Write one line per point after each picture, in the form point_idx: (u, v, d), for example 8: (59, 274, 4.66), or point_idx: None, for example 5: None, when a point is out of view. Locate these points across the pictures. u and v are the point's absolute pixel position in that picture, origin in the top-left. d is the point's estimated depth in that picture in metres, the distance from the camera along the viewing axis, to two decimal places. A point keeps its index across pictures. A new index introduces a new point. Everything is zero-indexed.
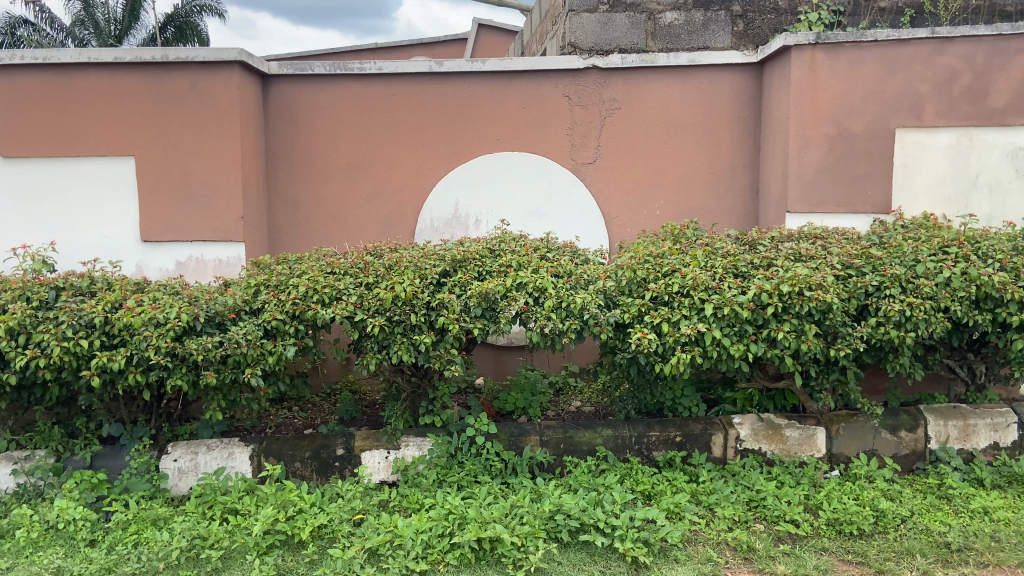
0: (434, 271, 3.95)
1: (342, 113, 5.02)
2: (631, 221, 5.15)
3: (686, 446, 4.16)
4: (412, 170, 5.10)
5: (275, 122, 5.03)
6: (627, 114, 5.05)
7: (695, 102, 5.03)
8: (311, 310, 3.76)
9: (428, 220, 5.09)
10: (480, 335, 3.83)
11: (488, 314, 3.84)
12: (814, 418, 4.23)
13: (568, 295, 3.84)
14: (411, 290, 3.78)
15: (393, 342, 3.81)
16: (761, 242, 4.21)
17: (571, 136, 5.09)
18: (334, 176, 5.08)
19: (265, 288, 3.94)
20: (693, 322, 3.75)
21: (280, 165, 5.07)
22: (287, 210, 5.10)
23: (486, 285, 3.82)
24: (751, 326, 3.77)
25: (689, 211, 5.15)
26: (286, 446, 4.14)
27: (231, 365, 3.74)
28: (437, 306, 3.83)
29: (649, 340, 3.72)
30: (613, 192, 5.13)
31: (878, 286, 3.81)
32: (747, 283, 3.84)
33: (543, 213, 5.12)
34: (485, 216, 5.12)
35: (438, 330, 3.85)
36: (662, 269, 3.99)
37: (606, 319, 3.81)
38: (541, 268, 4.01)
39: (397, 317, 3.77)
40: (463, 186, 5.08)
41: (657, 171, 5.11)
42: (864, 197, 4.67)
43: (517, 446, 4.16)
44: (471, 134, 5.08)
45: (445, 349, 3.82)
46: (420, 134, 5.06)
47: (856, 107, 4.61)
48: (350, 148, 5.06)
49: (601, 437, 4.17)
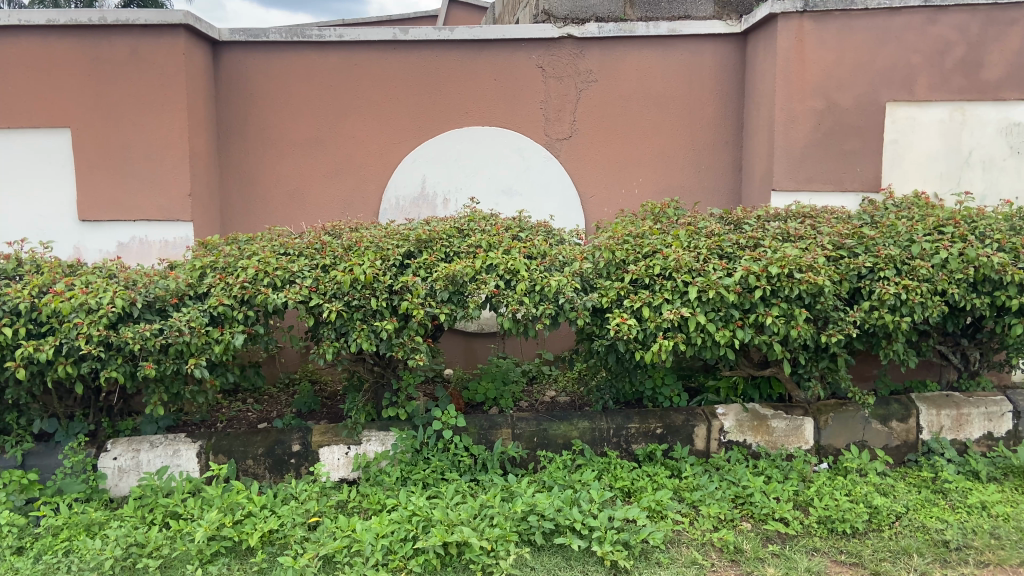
0: (396, 252, 3.64)
1: (300, 83, 4.67)
2: (609, 200, 4.88)
3: (668, 439, 3.91)
4: (375, 145, 4.76)
5: (226, 93, 4.66)
6: (604, 87, 4.76)
7: (675, 75, 4.76)
8: (261, 294, 3.43)
9: (393, 199, 4.76)
10: (447, 320, 3.54)
11: (456, 298, 3.55)
12: (801, 407, 4.01)
13: (542, 278, 3.55)
14: (372, 272, 3.47)
15: (352, 328, 3.50)
16: (747, 222, 3.93)
17: (545, 110, 4.79)
18: (292, 151, 4.74)
19: (211, 271, 3.61)
20: (676, 307, 3.49)
21: (232, 139, 4.71)
22: (241, 187, 4.74)
23: (453, 266, 3.52)
24: (737, 311, 3.52)
25: (669, 189, 4.87)
26: (237, 442, 3.83)
27: (173, 355, 3.41)
28: (400, 290, 3.52)
29: (628, 326, 3.48)
30: (590, 170, 4.85)
31: (871, 267, 3.58)
32: (733, 264, 3.59)
33: (515, 191, 4.82)
34: (454, 194, 4.81)
35: (401, 315, 3.55)
36: (642, 250, 3.73)
37: (583, 304, 3.56)
38: (513, 248, 3.69)
39: (356, 302, 3.47)
40: (429, 163, 4.76)
41: (635, 147, 4.83)
42: (853, 174, 4.43)
43: (488, 440, 3.88)
44: (438, 106, 4.75)
45: (409, 337, 3.52)
46: (384, 107, 4.73)
47: (846, 79, 4.36)
48: (308, 121, 4.71)
49: (577, 429, 3.90)
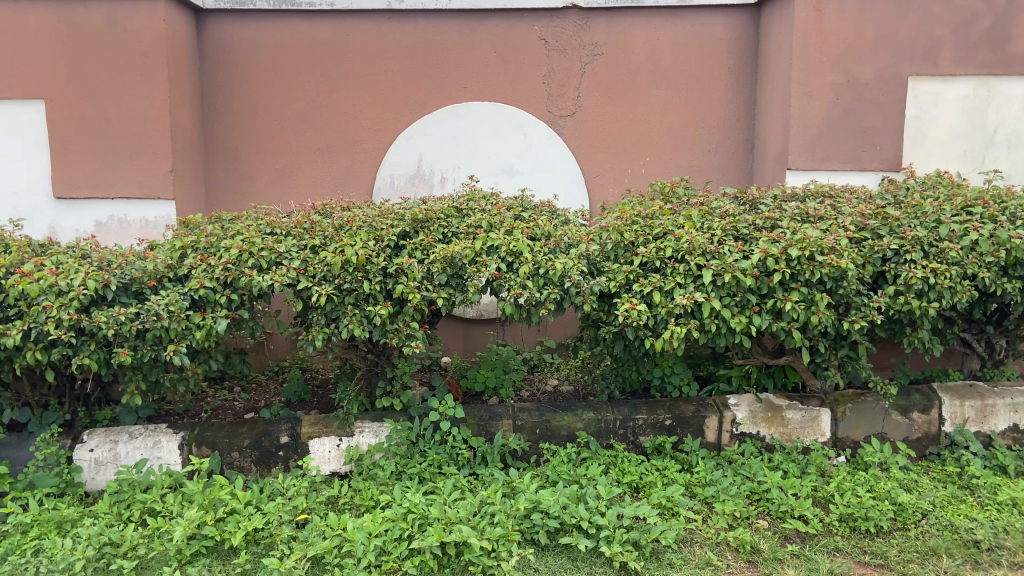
0: (390, 232, 3.39)
1: (289, 54, 4.42)
2: (614, 180, 4.64)
3: (677, 431, 3.70)
4: (369, 121, 4.52)
5: (211, 65, 4.42)
6: (610, 60, 4.52)
7: (685, 48, 4.52)
8: (245, 276, 3.19)
9: (387, 177, 4.51)
10: (445, 305, 3.33)
11: (455, 281, 3.34)
12: (817, 397, 3.81)
13: (547, 260, 3.33)
14: (364, 253, 3.23)
15: (343, 313, 3.27)
16: (764, 202, 3.70)
17: (548, 84, 4.55)
18: (281, 127, 4.49)
19: (193, 251, 3.37)
20: (688, 291, 3.28)
21: (218, 113, 4.46)
22: (227, 165, 4.50)
23: (451, 248, 3.29)
24: (754, 296, 3.32)
25: (678, 168, 4.63)
26: (222, 434, 3.61)
27: (150, 341, 3.19)
28: (395, 273, 3.29)
29: (638, 312, 3.28)
30: (595, 148, 4.61)
31: (897, 250, 3.37)
32: (750, 247, 3.37)
33: (516, 169, 4.56)
34: (452, 172, 4.54)
35: (396, 300, 3.32)
36: (652, 231, 3.50)
37: (590, 289, 3.34)
38: (516, 229, 3.45)
39: (348, 286, 3.23)
40: (426, 139, 4.51)
41: (641, 125, 4.60)
42: (873, 152, 4.21)
43: (487, 432, 3.66)
44: (435, 80, 4.51)
45: (403, 323, 3.30)
46: (378, 80, 4.48)
47: (867, 52, 4.13)
48: (297, 94, 4.46)
49: (581, 421, 3.70)
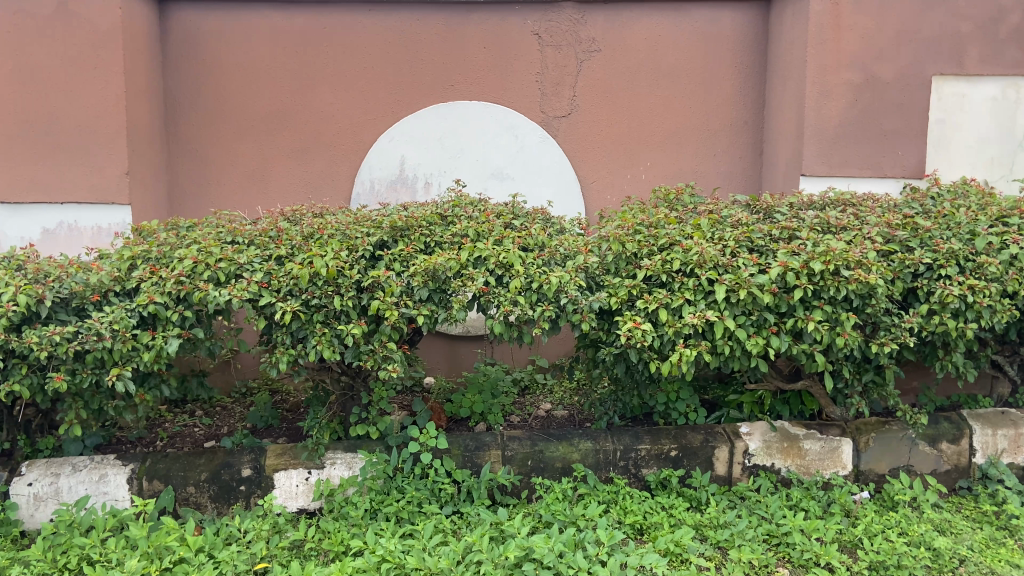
0: (366, 241, 3.02)
1: (261, 48, 4.07)
2: (612, 187, 4.29)
3: (684, 463, 3.35)
4: (347, 120, 4.16)
5: (175, 58, 4.05)
6: (608, 57, 4.20)
7: (689, 45, 4.20)
8: (198, 291, 2.81)
9: (367, 182, 4.15)
10: (427, 323, 2.96)
11: (438, 297, 2.98)
12: (837, 426, 3.46)
13: (540, 273, 2.97)
14: (335, 265, 2.87)
15: (311, 332, 2.89)
16: (779, 211, 3.35)
17: (541, 83, 4.21)
18: (251, 126, 4.12)
19: (143, 262, 2.99)
20: (699, 309, 2.94)
21: (182, 110, 4.08)
22: (192, 167, 4.11)
23: (433, 259, 2.93)
24: (772, 315, 2.97)
25: (681, 174, 4.29)
26: (176, 467, 3.23)
27: (91, 364, 2.81)
28: (370, 287, 2.93)
29: (643, 332, 2.94)
30: (592, 152, 4.27)
31: (930, 264, 3.04)
32: (767, 260, 3.02)
33: (506, 174, 4.21)
34: (436, 177, 4.18)
35: (372, 318, 2.96)
36: (657, 242, 3.16)
37: (589, 305, 2.98)
38: (506, 238, 3.10)
39: (317, 301, 2.86)
40: (408, 140, 4.15)
41: (642, 128, 4.26)
42: (894, 158, 3.88)
43: (474, 464, 3.30)
44: (419, 78, 4.16)
45: (380, 343, 2.93)
46: (357, 77, 4.13)
47: (887, 49, 3.81)
48: (269, 92, 4.10)
49: (578, 452, 3.34)
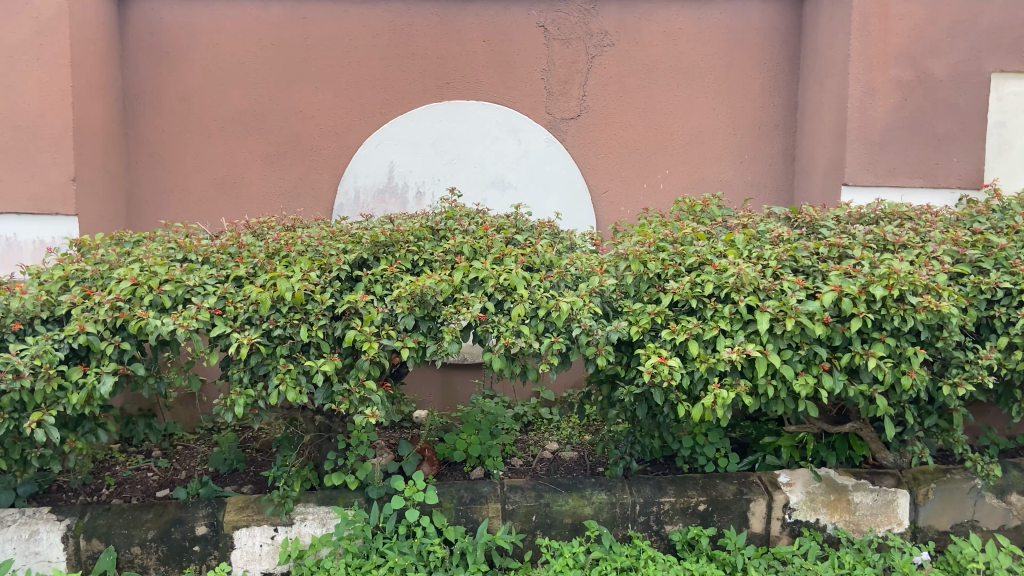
0: (341, 260, 2.55)
1: (233, 40, 3.62)
2: (626, 197, 3.83)
3: (714, 519, 2.87)
4: (329, 121, 3.70)
5: (136, 52, 3.60)
6: (623, 53, 3.75)
7: (712, 40, 3.76)
8: (136, 319, 2.34)
9: (351, 191, 3.69)
10: (414, 358, 2.49)
11: (426, 326, 2.51)
12: (892, 475, 2.99)
13: (548, 297, 2.50)
14: (303, 288, 2.40)
15: (274, 369, 2.40)
16: (825, 224, 2.88)
17: (547, 81, 3.76)
18: (221, 128, 3.66)
19: (77, 282, 2.52)
20: (738, 342, 2.47)
21: (143, 110, 3.63)
22: (153, 173, 3.65)
23: (420, 281, 2.47)
24: (824, 348, 2.50)
25: (704, 184, 3.83)
26: (119, 523, 2.74)
27: (8, 407, 2.34)
28: (345, 314, 2.46)
29: (670, 369, 2.47)
30: (605, 159, 3.81)
31: (1008, 289, 2.58)
32: (816, 284, 2.56)
33: (508, 183, 3.74)
34: (429, 186, 3.71)
35: (348, 350, 2.49)
36: (684, 261, 2.70)
37: (606, 336, 2.51)
38: (508, 256, 2.63)
39: (280, 332, 2.38)
40: (398, 144, 3.68)
41: (660, 132, 3.81)
42: (948, 166, 3.42)
43: (469, 520, 2.82)
44: (410, 74, 3.71)
45: (357, 382, 2.45)
46: (340, 73, 3.67)
47: (940, 42, 3.36)
48: (241, 89, 3.65)
49: (591, 505, 2.86)
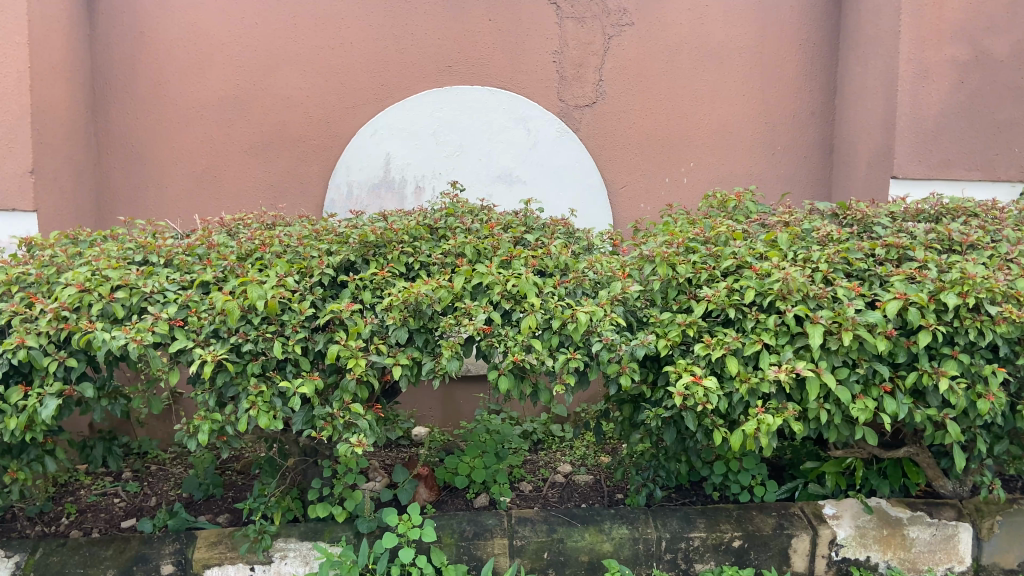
0: (324, 263, 2.20)
1: (213, 18, 3.28)
2: (646, 192, 3.47)
3: (750, 557, 2.52)
4: (319, 109, 3.36)
5: (107, 32, 3.27)
6: (643, 33, 3.40)
7: (742, 19, 3.41)
8: (83, 332, 2.00)
9: (344, 185, 3.35)
10: (408, 376, 2.14)
11: (422, 339, 2.16)
12: (951, 507, 2.64)
13: (564, 306, 2.16)
14: (277, 295, 2.06)
15: (243, 390, 2.05)
16: (880, 222, 2.53)
17: (560, 64, 3.41)
18: (201, 115, 3.32)
19: (20, 288, 2.18)
20: (785, 359, 2.12)
21: (115, 96, 3.30)
22: (126, 166, 3.32)
23: (415, 288, 2.13)
24: (885, 366, 2.16)
25: (732, 178, 3.48)
26: (74, 561, 2.41)
27: None
28: (329, 326, 2.13)
29: (706, 390, 2.12)
30: (623, 150, 3.46)
31: None
32: (875, 291, 2.21)
33: (516, 176, 3.39)
34: (429, 180, 3.36)
35: (333, 367, 2.16)
36: (719, 264, 2.35)
37: (631, 351, 2.16)
38: (517, 258, 2.29)
39: (251, 347, 2.03)
40: (395, 133, 3.34)
41: (684, 120, 3.45)
42: (1009, 156, 3.08)
43: (472, 558, 2.47)
44: (409, 56, 3.36)
45: (341, 404, 2.11)
46: (332, 55, 3.33)
47: (1000, 17, 3.00)
48: (223, 72, 3.31)
49: (610, 542, 2.51)
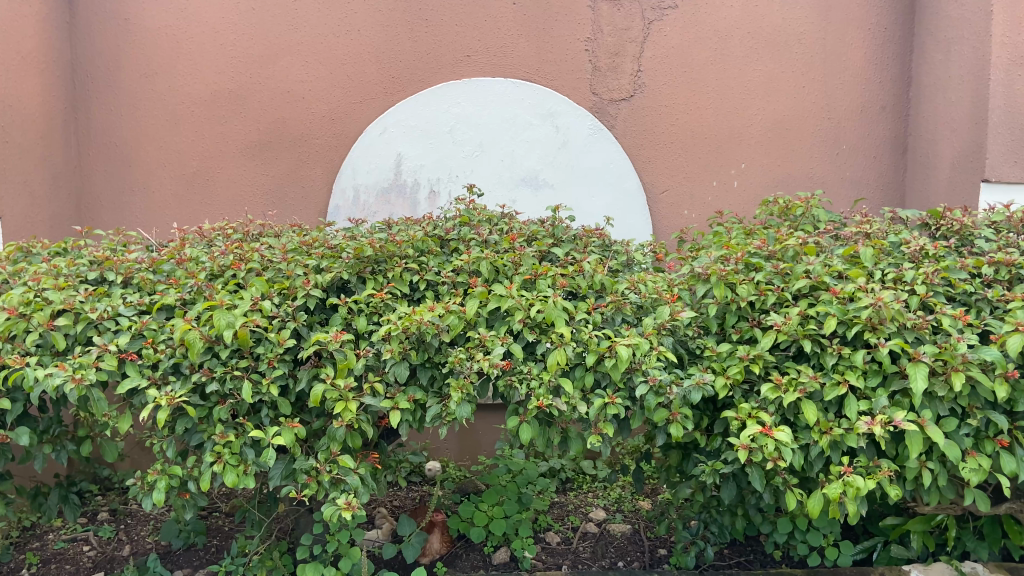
0: (309, 283, 1.81)
1: (204, 3, 2.94)
2: (691, 198, 3.06)
3: None
4: (323, 104, 2.99)
5: (88, 19, 2.95)
6: (689, 17, 2.99)
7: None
8: (14, 367, 1.64)
9: (350, 190, 2.98)
10: (410, 420, 1.76)
11: (427, 377, 1.78)
12: None
13: (602, 336, 1.76)
14: (250, 322, 1.68)
15: (209, 439, 1.67)
16: (983, 234, 2.12)
17: (593, 53, 3.01)
18: (191, 111, 2.98)
19: None
20: (878, 406, 1.71)
21: (97, 91, 2.97)
22: (109, 168, 2.99)
23: (418, 314, 1.75)
24: (1004, 415, 1.74)
25: (790, 181, 3.05)
26: None
27: None
28: (316, 361, 1.75)
29: (779, 443, 1.71)
30: (666, 151, 3.05)
31: None
32: (988, 321, 1.79)
33: (542, 179, 3.00)
34: (443, 184, 2.98)
35: (322, 411, 1.78)
36: (790, 285, 1.93)
37: (684, 392, 1.75)
38: (544, 276, 1.90)
39: (217, 387, 1.66)
40: (406, 131, 2.97)
41: (735, 116, 3.03)
42: None
43: None
44: (422, 45, 2.99)
45: (328, 456, 1.73)
46: (336, 44, 2.97)
47: None
48: (215, 63, 2.96)
49: None
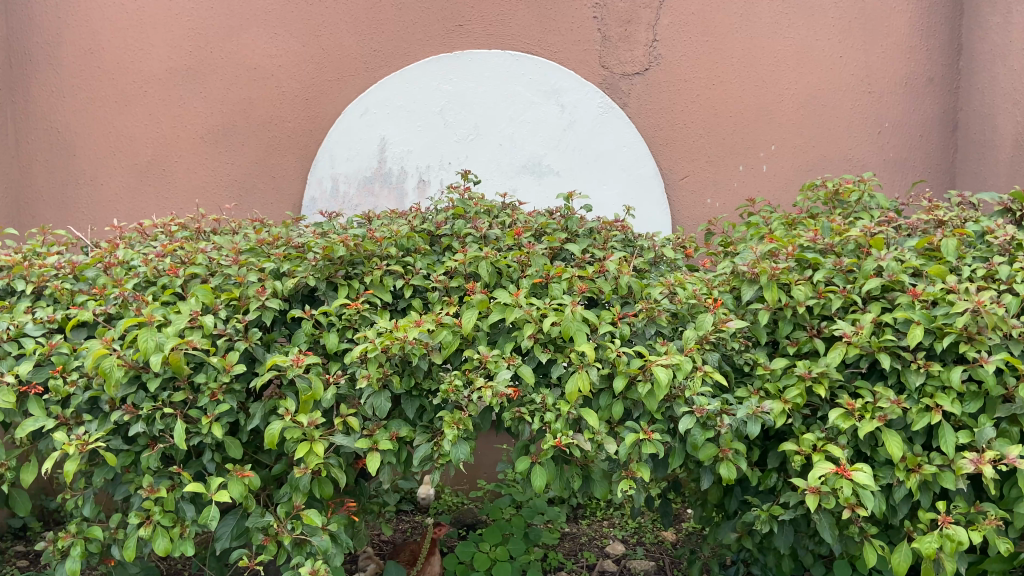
0: (266, 292, 1.45)
1: None
2: (714, 184, 2.70)
3: None
4: (294, 82, 2.62)
5: None
6: None
7: None
8: None
9: (327, 180, 2.61)
10: (393, 463, 1.40)
11: (414, 409, 1.42)
12: None
13: (635, 353, 1.40)
14: (186, 342, 1.31)
15: (137, 492, 1.31)
16: None
17: (603, 21, 2.65)
18: (144, 92, 2.60)
19: None
20: (982, 438, 1.36)
21: (36, 69, 2.60)
22: (52, 158, 2.62)
23: (403, 328, 1.39)
24: None
25: (827, 164, 2.69)
26: None
27: None
28: (273, 391, 1.39)
29: (858, 487, 1.36)
30: (685, 131, 2.69)
31: None
32: None
33: (547, 165, 2.63)
34: (434, 172, 2.61)
35: (284, 452, 1.42)
36: (859, 284, 1.58)
37: (737, 422, 1.39)
38: (558, 279, 1.54)
39: (144, 427, 1.30)
40: (391, 113, 2.60)
41: (764, 91, 2.66)
42: None
43: None
44: (408, 13, 2.63)
45: (290, 511, 1.37)
46: (310, 13, 2.60)
47: None
48: (171, 35, 2.59)
49: None
